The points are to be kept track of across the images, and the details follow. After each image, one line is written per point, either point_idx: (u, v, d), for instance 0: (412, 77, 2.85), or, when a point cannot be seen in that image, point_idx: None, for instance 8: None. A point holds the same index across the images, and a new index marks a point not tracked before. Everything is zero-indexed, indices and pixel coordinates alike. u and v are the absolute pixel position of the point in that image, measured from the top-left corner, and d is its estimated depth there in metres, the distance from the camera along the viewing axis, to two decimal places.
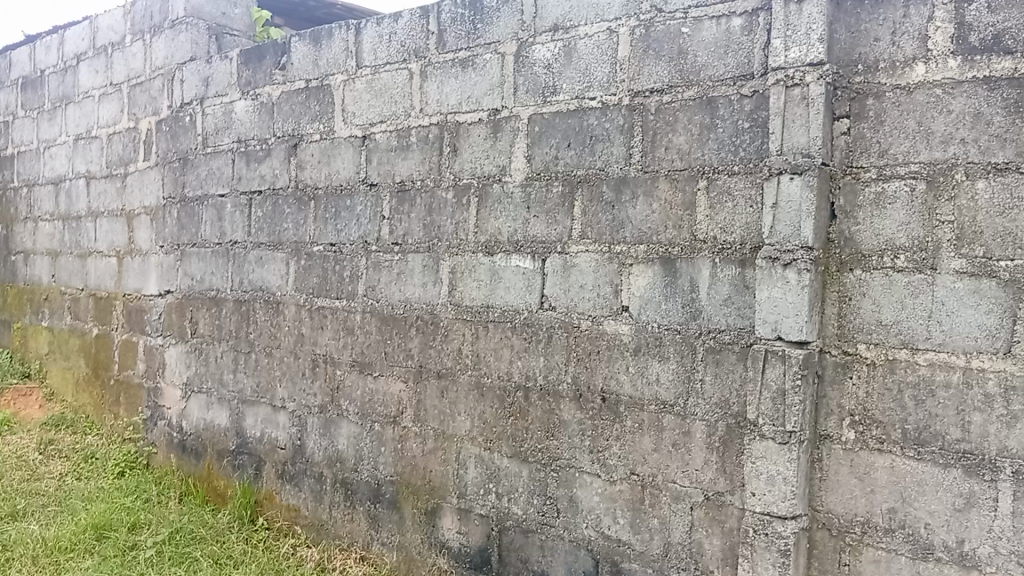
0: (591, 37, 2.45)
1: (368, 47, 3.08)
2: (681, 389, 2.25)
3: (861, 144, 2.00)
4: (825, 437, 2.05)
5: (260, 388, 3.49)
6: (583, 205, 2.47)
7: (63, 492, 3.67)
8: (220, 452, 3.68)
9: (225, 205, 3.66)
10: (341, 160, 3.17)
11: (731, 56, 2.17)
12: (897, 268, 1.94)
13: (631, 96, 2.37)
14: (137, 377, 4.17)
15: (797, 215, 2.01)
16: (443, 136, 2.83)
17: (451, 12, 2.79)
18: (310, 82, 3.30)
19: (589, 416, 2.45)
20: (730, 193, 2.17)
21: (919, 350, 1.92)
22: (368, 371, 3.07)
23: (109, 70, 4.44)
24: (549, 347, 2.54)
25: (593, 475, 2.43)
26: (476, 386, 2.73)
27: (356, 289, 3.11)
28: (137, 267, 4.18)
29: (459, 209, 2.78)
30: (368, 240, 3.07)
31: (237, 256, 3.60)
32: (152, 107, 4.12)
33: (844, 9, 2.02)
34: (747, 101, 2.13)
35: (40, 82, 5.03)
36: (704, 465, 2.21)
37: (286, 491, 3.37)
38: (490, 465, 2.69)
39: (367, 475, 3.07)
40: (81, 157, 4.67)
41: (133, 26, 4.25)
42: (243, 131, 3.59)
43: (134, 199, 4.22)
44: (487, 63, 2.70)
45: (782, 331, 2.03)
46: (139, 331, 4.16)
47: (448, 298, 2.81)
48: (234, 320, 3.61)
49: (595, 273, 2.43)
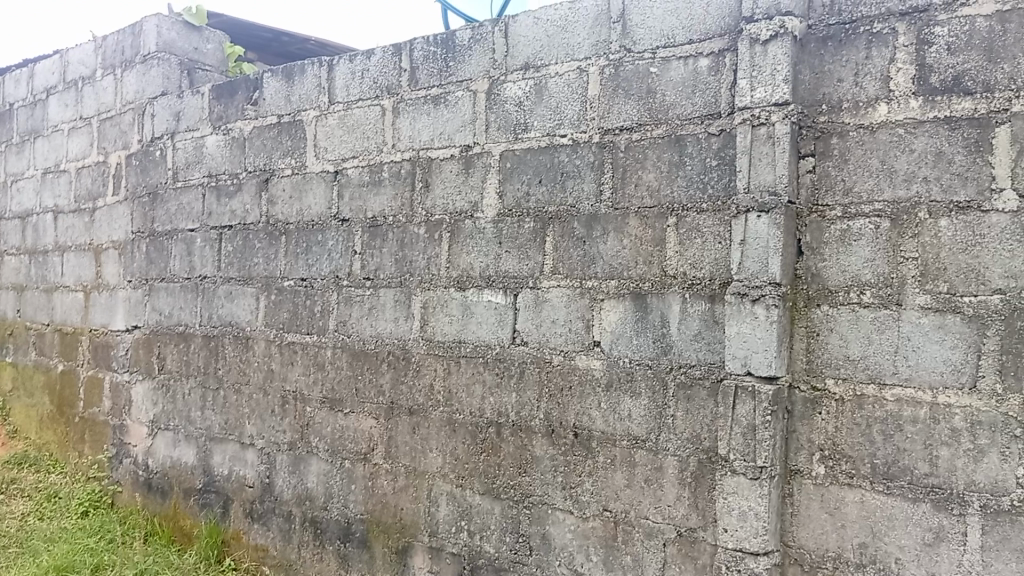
0: (562, 75, 2.48)
1: (340, 83, 3.09)
2: (653, 424, 2.25)
3: (826, 182, 2.04)
4: (795, 472, 2.06)
5: (228, 425, 3.44)
6: (554, 240, 2.48)
7: (24, 533, 3.57)
8: (186, 490, 3.61)
9: (195, 239, 3.63)
10: (313, 195, 3.17)
11: (698, 96, 2.21)
12: (864, 304, 1.97)
13: (602, 133, 2.40)
14: (102, 414, 4.09)
15: (765, 252, 2.03)
16: (415, 172, 2.84)
17: (423, 50, 2.82)
18: (282, 117, 3.30)
19: (562, 452, 2.44)
20: (699, 229, 2.19)
21: (887, 385, 1.94)
22: (339, 408, 3.04)
23: (79, 104, 4.41)
24: (520, 382, 2.53)
25: (566, 512, 2.42)
26: (448, 422, 2.72)
27: (327, 324, 3.09)
28: (104, 301, 4.12)
29: (431, 244, 2.78)
30: (339, 274, 3.06)
31: (207, 291, 3.57)
32: (122, 141, 4.09)
33: (808, 51, 2.07)
34: (714, 140, 2.17)
35: (9, 116, 4.98)
36: (677, 500, 2.20)
37: (254, 531, 3.31)
38: (462, 502, 2.66)
39: (337, 513, 3.02)
40: (49, 191, 4.62)
41: (104, 61, 4.24)
42: (214, 165, 3.58)
43: (102, 233, 4.17)
44: (459, 100, 2.72)
45: (752, 367, 2.04)
46: (105, 366, 4.09)
47: (420, 333, 2.80)
48: (202, 356, 3.57)
49: (567, 308, 2.44)
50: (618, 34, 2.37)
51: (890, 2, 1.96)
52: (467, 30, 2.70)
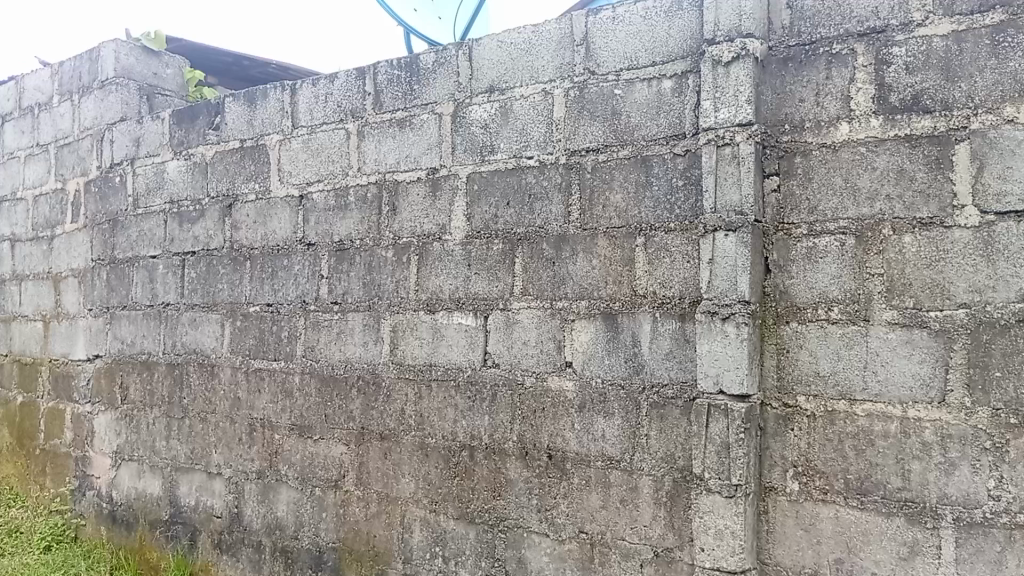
0: (526, 98, 2.49)
1: (304, 108, 3.07)
2: (627, 444, 2.25)
3: (791, 201, 2.06)
4: (769, 488, 2.07)
5: (194, 455, 3.37)
6: (523, 261, 2.48)
7: None
8: (153, 522, 3.53)
9: (157, 266, 3.58)
10: (278, 220, 3.14)
11: (663, 117, 2.23)
12: (832, 321, 1.99)
13: (568, 155, 2.40)
14: (64, 446, 3.99)
15: (733, 270, 2.04)
16: (381, 195, 2.83)
17: (387, 73, 2.82)
18: (245, 142, 3.27)
19: (536, 475, 2.42)
20: (668, 249, 2.20)
21: (857, 400, 1.96)
22: (308, 435, 3.00)
23: (36, 131, 4.33)
24: (493, 405, 2.51)
25: (542, 535, 2.40)
26: (420, 447, 2.69)
27: (295, 350, 3.05)
28: (64, 330, 4.03)
29: (399, 268, 2.76)
30: (306, 300, 3.03)
31: (170, 318, 3.51)
32: (80, 167, 4.02)
33: (769, 72, 2.10)
34: (680, 160, 2.19)
35: None
36: (653, 520, 2.20)
37: (223, 562, 3.24)
38: (435, 528, 2.63)
39: (308, 542, 2.97)
40: (5, 219, 4.52)
41: (60, 87, 4.17)
42: (176, 191, 3.53)
43: (61, 262, 4.09)
44: (424, 123, 2.72)
45: (724, 385, 2.05)
46: (66, 397, 4.00)
47: (390, 358, 2.78)
48: (166, 385, 3.50)
49: (538, 329, 2.43)
50: (581, 57, 2.39)
51: (848, 23, 2.00)
52: (431, 54, 2.71)
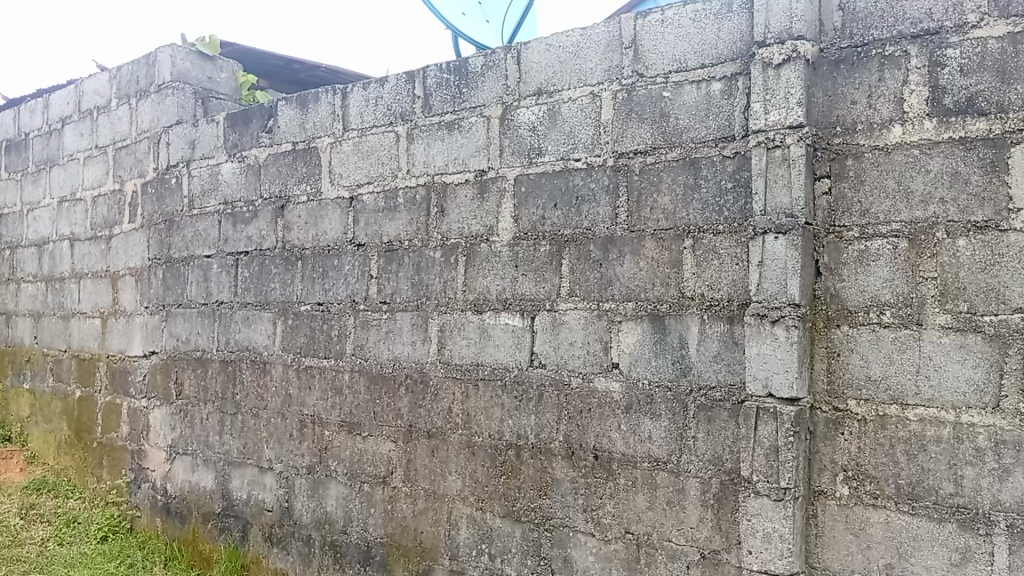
0: (575, 100, 2.51)
1: (354, 110, 3.13)
2: (674, 446, 2.25)
3: (842, 203, 2.05)
4: (819, 493, 2.06)
5: (247, 450, 3.45)
6: (571, 263, 2.49)
7: (45, 558, 3.59)
8: (205, 514, 3.62)
9: (211, 266, 3.67)
10: (328, 221, 3.20)
11: (711, 119, 2.23)
12: (884, 324, 1.98)
13: (616, 157, 2.41)
14: (120, 439, 4.11)
15: (783, 273, 2.04)
16: (430, 197, 2.87)
17: (436, 77, 2.85)
18: (297, 144, 3.34)
19: (582, 475, 2.44)
20: (716, 251, 2.20)
21: (909, 405, 1.94)
22: (357, 432, 3.05)
23: (95, 133, 4.47)
24: (539, 405, 2.54)
25: (587, 534, 2.42)
26: (467, 445, 2.72)
27: (344, 348, 3.11)
28: (122, 327, 4.15)
29: (447, 269, 2.80)
30: (356, 299, 3.08)
31: (224, 316, 3.60)
32: (137, 169, 4.14)
33: (820, 74, 2.09)
34: (729, 162, 2.19)
35: (25, 145, 5.04)
36: (699, 522, 2.20)
37: (273, 555, 3.32)
38: (482, 525, 2.67)
39: (356, 537, 3.03)
40: (65, 219, 4.66)
41: (119, 90, 4.30)
42: (230, 192, 3.61)
43: (119, 261, 4.21)
44: (473, 126, 2.75)
45: (773, 388, 2.05)
46: (123, 392, 4.12)
47: (437, 357, 2.82)
48: (220, 381, 3.59)
49: (585, 330, 2.45)
50: (630, 60, 2.39)
51: (901, 25, 1.99)
52: (480, 57, 2.74)
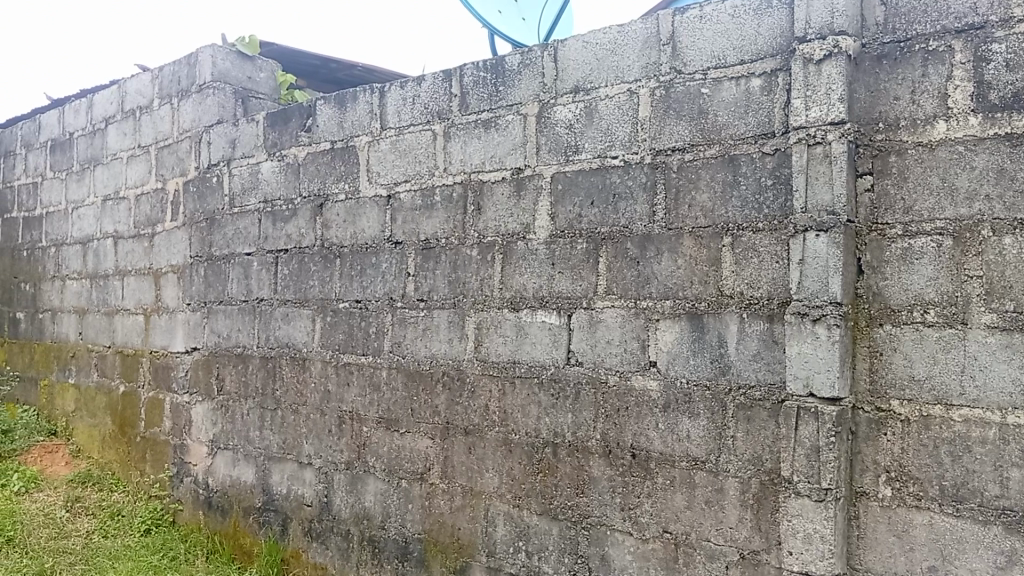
0: (612, 98, 2.50)
1: (391, 109, 3.15)
2: (713, 445, 2.24)
3: (885, 200, 2.02)
4: (861, 493, 2.03)
5: (287, 445, 3.50)
6: (608, 260, 2.49)
7: (90, 549, 3.67)
8: (246, 508, 3.68)
9: (251, 263, 3.72)
10: (366, 219, 3.22)
11: (751, 116, 2.21)
12: (928, 323, 1.95)
13: (653, 154, 2.40)
14: (163, 434, 4.19)
15: (824, 271, 2.02)
16: (467, 195, 2.88)
17: (473, 75, 2.87)
18: (335, 143, 3.37)
19: (619, 473, 2.43)
20: (756, 249, 2.18)
21: (954, 405, 1.91)
22: (395, 428, 3.08)
23: (137, 133, 4.55)
24: (576, 403, 2.54)
25: (625, 533, 2.41)
26: (504, 442, 2.73)
27: (382, 345, 3.14)
28: (164, 324, 4.23)
29: (484, 267, 2.81)
30: (393, 296, 3.11)
31: (264, 313, 3.65)
32: (179, 168, 4.21)
33: (862, 69, 2.06)
34: (769, 159, 2.17)
35: (69, 145, 5.15)
36: (739, 522, 2.19)
37: (313, 550, 3.36)
38: (519, 522, 2.68)
39: (394, 532, 3.06)
40: (109, 217, 4.76)
41: (161, 90, 4.37)
42: (270, 191, 3.66)
43: (161, 259, 4.29)
44: (509, 124, 2.76)
45: (814, 387, 2.03)
46: (165, 387, 4.19)
47: (474, 355, 2.83)
48: (260, 377, 3.64)
49: (622, 328, 2.44)
50: (668, 56, 2.38)
51: (945, 19, 1.95)
52: (517, 55, 2.74)
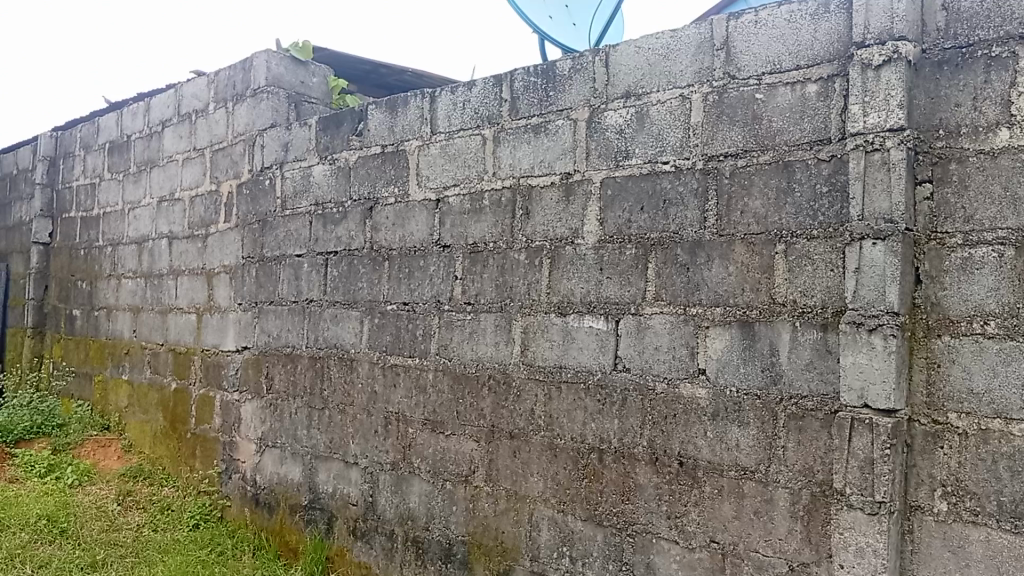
0: (663, 103, 2.49)
1: (442, 113, 3.17)
2: (763, 455, 2.21)
3: (944, 209, 1.98)
4: (915, 507, 1.99)
5: (334, 444, 3.54)
6: (657, 266, 2.47)
7: (141, 542, 3.75)
8: (293, 506, 3.73)
9: (302, 264, 3.77)
10: (415, 222, 3.25)
11: (807, 122, 2.18)
12: (988, 335, 1.90)
13: (705, 160, 2.38)
14: (213, 431, 4.26)
15: (881, 280, 1.99)
16: (516, 200, 2.89)
17: (524, 80, 2.88)
18: (386, 147, 3.41)
19: (666, 481, 2.41)
20: (810, 256, 2.15)
21: (1013, 420, 1.86)
22: (440, 430, 3.10)
23: (193, 135, 4.65)
24: (623, 409, 2.52)
25: (671, 542, 2.39)
26: (549, 447, 2.73)
27: (429, 348, 3.16)
28: (216, 323, 4.31)
29: (532, 271, 2.81)
30: (440, 300, 3.13)
31: (313, 313, 3.70)
32: (232, 170, 4.29)
33: (922, 75, 2.02)
34: (824, 165, 2.14)
35: (126, 147, 5.28)
36: (788, 533, 2.16)
37: (358, 549, 3.39)
38: (563, 528, 2.67)
39: (438, 534, 3.07)
40: (164, 218, 4.87)
41: (216, 94, 4.47)
42: (321, 194, 3.71)
43: (214, 259, 4.37)
44: (559, 129, 2.76)
45: (869, 399, 2.00)
46: (216, 385, 4.27)
47: (521, 359, 2.83)
48: (309, 377, 3.69)
49: (671, 335, 2.42)
50: (721, 61, 2.36)
51: (1008, 24, 1.91)
52: (568, 60, 2.75)
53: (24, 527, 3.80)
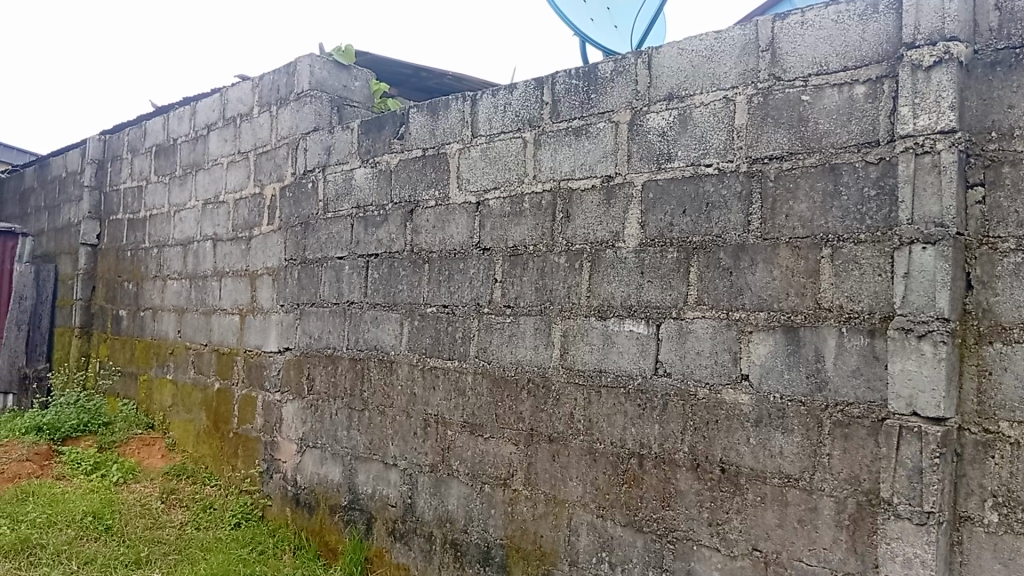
0: (706, 105, 2.46)
1: (483, 117, 3.18)
2: (807, 463, 2.17)
3: (997, 213, 1.93)
4: (964, 518, 1.94)
5: (373, 446, 3.56)
6: (699, 271, 2.45)
7: (183, 540, 3.81)
8: (333, 506, 3.76)
9: (343, 267, 3.81)
10: (455, 225, 3.26)
11: (854, 124, 2.14)
12: None
13: (750, 163, 2.35)
14: (255, 431, 4.31)
15: (931, 286, 1.95)
16: (556, 203, 2.88)
17: (565, 83, 2.88)
18: (427, 150, 3.42)
19: (707, 488, 2.38)
20: (857, 261, 2.11)
21: None
22: (479, 433, 3.10)
23: (238, 139, 4.72)
24: (664, 414, 2.50)
25: (712, 549, 2.36)
26: (589, 451, 2.71)
27: (468, 350, 3.16)
28: (258, 324, 4.37)
29: (572, 274, 2.80)
30: (480, 303, 3.13)
31: (354, 315, 3.73)
32: (276, 174, 4.35)
33: (974, 77, 1.98)
34: (872, 168, 2.10)
35: (173, 151, 5.38)
36: (833, 543, 2.12)
37: (396, 550, 3.41)
38: (603, 533, 2.65)
39: (477, 537, 3.07)
40: (209, 220, 4.94)
41: (261, 98, 4.53)
42: (362, 197, 3.74)
43: (258, 261, 4.43)
44: (601, 131, 2.75)
45: (918, 406, 1.95)
46: (258, 385, 4.32)
47: (560, 362, 2.82)
48: (349, 378, 3.72)
49: (713, 340, 2.39)
50: (767, 63, 2.33)
51: None
52: (610, 63, 2.74)
53: (70, 524, 3.88)
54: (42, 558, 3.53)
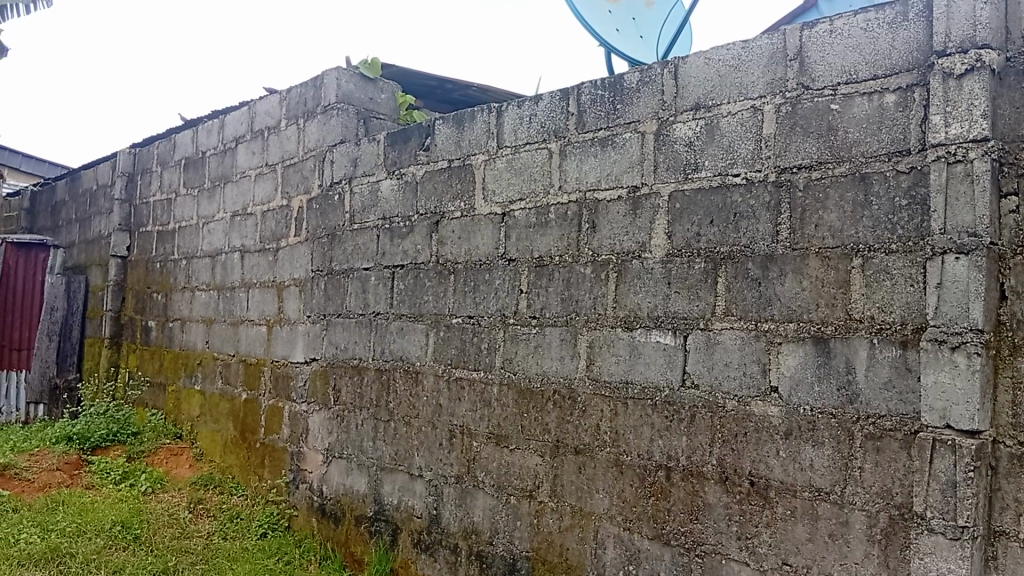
0: (733, 115, 2.45)
1: (508, 128, 3.19)
2: (838, 476, 2.14)
3: None
4: (999, 533, 1.90)
5: (399, 456, 3.57)
6: (727, 281, 2.43)
7: (210, 549, 3.83)
8: (359, 517, 3.76)
9: (369, 278, 3.82)
10: (481, 236, 3.26)
11: (885, 133, 2.12)
12: None
13: (778, 172, 2.33)
14: (281, 441, 4.33)
15: (964, 297, 1.92)
16: (582, 214, 2.87)
17: (590, 94, 2.88)
18: (452, 162, 3.43)
19: (736, 501, 2.35)
20: (888, 271, 2.08)
21: None
22: (505, 444, 3.09)
23: (265, 151, 4.76)
24: (691, 426, 2.48)
25: (742, 563, 2.33)
26: (615, 463, 2.69)
27: (494, 361, 3.16)
28: (285, 335, 4.40)
29: (598, 285, 2.79)
30: (506, 314, 3.12)
31: (380, 326, 3.74)
32: (303, 186, 4.38)
33: (1006, 85, 1.95)
34: (903, 177, 2.07)
35: (201, 163, 5.44)
36: (865, 557, 2.09)
37: (422, 562, 3.40)
38: (630, 545, 2.63)
39: (502, 548, 3.06)
40: (237, 232, 4.99)
41: (288, 111, 4.58)
42: (388, 208, 3.75)
43: (285, 273, 4.46)
44: (627, 142, 2.74)
45: (952, 419, 1.92)
46: (285, 396, 4.35)
47: (586, 373, 2.81)
48: (375, 388, 3.73)
49: (742, 351, 2.37)
50: (795, 72, 2.31)
51: None
52: (636, 73, 2.73)
53: (99, 533, 3.92)
54: (72, 566, 3.57)
